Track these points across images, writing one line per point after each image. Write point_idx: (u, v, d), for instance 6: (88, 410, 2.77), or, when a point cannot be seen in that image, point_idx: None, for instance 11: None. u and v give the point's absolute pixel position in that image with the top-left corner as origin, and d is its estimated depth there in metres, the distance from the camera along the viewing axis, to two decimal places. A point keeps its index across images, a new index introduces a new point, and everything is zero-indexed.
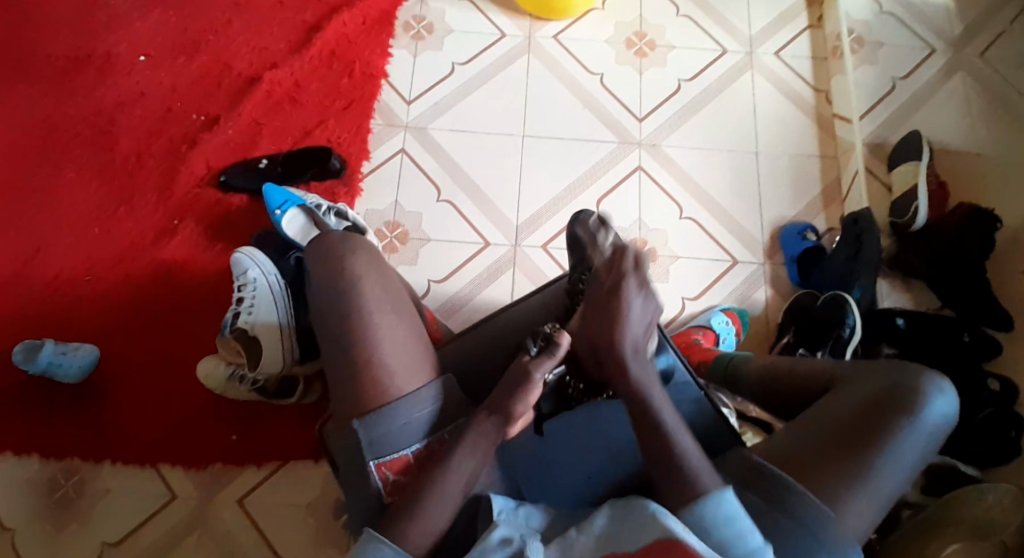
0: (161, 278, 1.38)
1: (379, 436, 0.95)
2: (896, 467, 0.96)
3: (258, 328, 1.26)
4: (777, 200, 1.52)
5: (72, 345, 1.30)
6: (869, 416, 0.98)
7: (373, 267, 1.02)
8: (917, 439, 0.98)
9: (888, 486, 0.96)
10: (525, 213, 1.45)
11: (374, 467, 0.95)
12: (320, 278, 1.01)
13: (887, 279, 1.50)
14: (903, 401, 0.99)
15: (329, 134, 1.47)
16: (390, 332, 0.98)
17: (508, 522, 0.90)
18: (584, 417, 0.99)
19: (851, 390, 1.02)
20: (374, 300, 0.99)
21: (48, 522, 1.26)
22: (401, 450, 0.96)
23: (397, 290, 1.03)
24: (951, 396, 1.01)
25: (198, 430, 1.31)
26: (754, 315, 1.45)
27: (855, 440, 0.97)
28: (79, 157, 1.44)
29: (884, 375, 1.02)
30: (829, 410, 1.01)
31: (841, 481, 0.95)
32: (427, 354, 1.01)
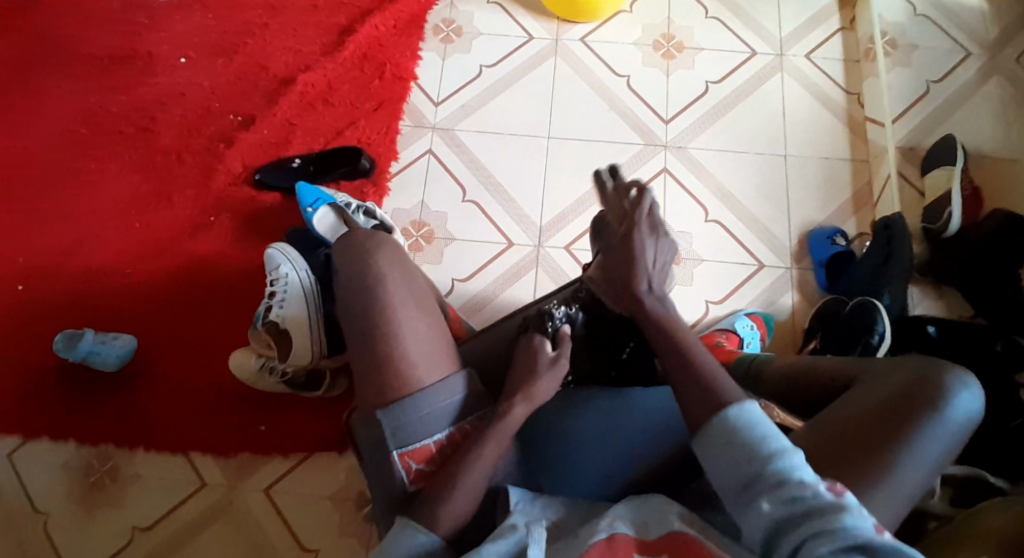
0: (195, 272, 1.42)
1: (402, 425, 0.97)
2: (919, 465, 0.95)
3: (289, 322, 1.29)
4: (806, 204, 1.51)
5: (110, 335, 1.35)
6: (891, 413, 0.97)
7: (398, 264, 1.05)
8: (940, 436, 0.96)
9: (910, 485, 0.94)
10: (549, 214, 1.46)
11: (397, 455, 0.98)
12: (346, 269, 1.03)
13: (918, 286, 1.49)
14: (927, 397, 0.97)
15: (359, 134, 1.50)
16: (413, 327, 1.00)
17: (524, 512, 0.92)
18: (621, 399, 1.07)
19: (874, 387, 1.01)
20: (397, 294, 1.01)
21: (84, 504, 1.32)
22: (425, 440, 0.98)
23: (420, 284, 1.06)
24: (975, 393, 0.99)
25: (229, 421, 1.36)
26: (779, 319, 1.44)
27: (876, 438, 0.96)
28: (121, 154, 1.50)
29: (907, 371, 1.01)
30: (850, 407, 1.00)
31: (863, 479, 0.94)
32: (449, 349, 1.03)
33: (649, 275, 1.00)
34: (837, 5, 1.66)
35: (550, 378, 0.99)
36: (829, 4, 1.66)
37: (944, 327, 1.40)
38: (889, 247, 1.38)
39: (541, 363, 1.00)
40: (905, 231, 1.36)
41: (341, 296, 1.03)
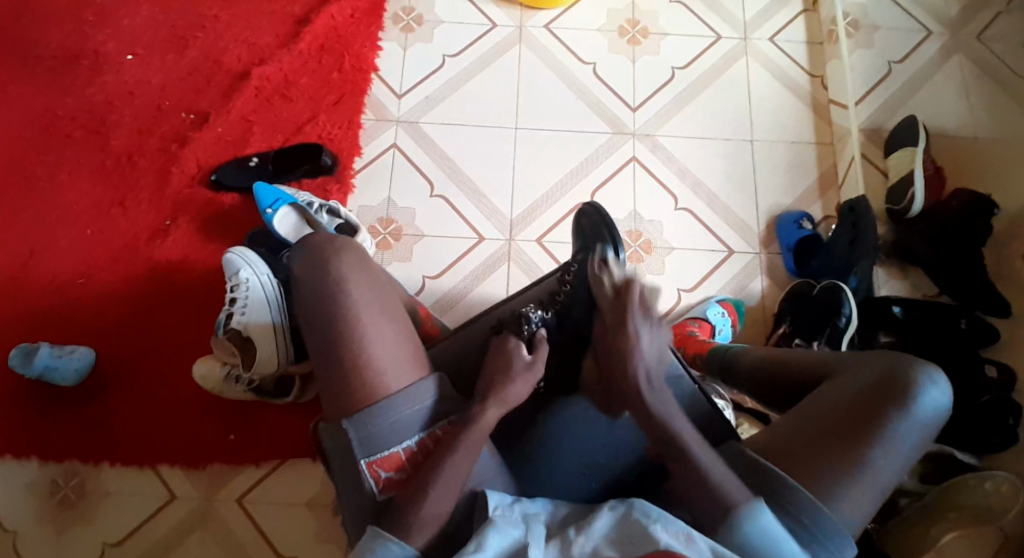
0: (155, 278, 1.37)
1: (370, 434, 0.94)
2: (890, 460, 0.95)
3: (251, 329, 1.25)
4: (773, 189, 1.51)
5: (68, 349, 1.30)
6: (864, 408, 0.97)
7: (359, 269, 1.02)
8: (912, 430, 0.97)
9: (882, 479, 0.95)
10: (520, 207, 1.44)
11: (366, 464, 0.94)
12: (306, 276, 1.01)
13: (884, 267, 1.50)
14: (898, 391, 0.98)
15: (320, 130, 1.45)
16: (379, 333, 0.98)
17: (503, 518, 0.89)
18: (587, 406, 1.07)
19: (847, 382, 1.01)
20: (361, 299, 0.99)
21: (49, 525, 1.27)
22: (394, 447, 0.94)
23: (384, 289, 1.04)
24: (945, 387, 0.99)
25: (197, 431, 1.32)
26: (750, 305, 1.45)
27: (848, 433, 0.96)
28: (69, 158, 1.43)
29: (879, 365, 1.01)
30: (821, 401, 1.00)
31: (835, 474, 0.94)
32: (418, 351, 1.01)
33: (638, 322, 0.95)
34: None
35: (524, 376, 0.98)
36: None
37: (911, 307, 1.41)
38: (855, 229, 1.40)
39: (510, 359, 0.98)
40: (870, 215, 1.37)
41: (304, 307, 1.00)
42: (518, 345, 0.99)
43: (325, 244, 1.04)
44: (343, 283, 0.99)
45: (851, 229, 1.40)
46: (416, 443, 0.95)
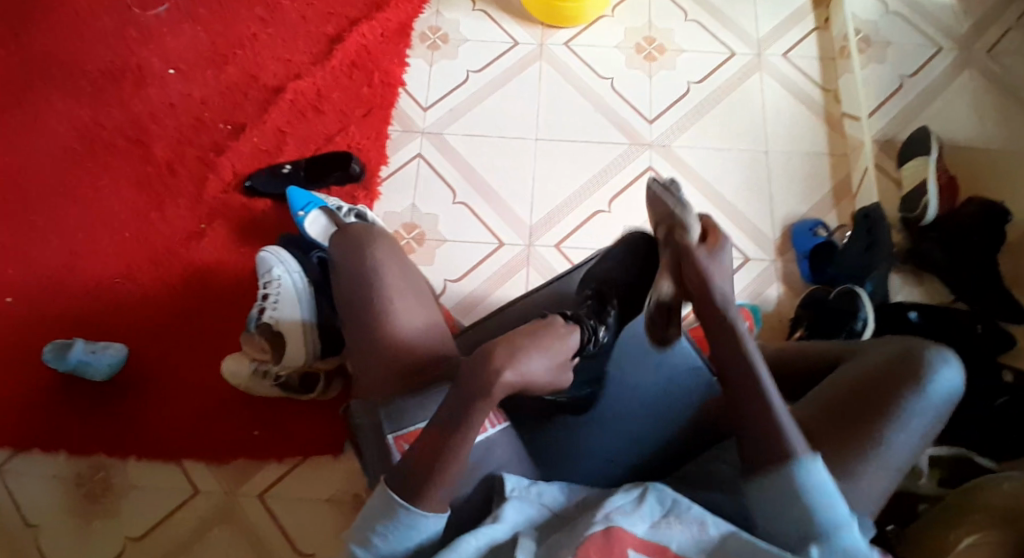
0: (190, 279, 1.43)
1: (394, 408, 0.99)
2: (905, 436, 0.98)
3: (283, 324, 1.32)
4: (789, 198, 1.54)
5: (101, 344, 1.36)
6: (878, 386, 1.00)
7: (395, 257, 1.11)
8: (926, 408, 0.99)
9: (898, 455, 0.97)
10: (539, 215, 1.49)
11: (393, 439, 0.98)
12: (343, 262, 1.10)
13: (900, 274, 1.52)
14: (911, 372, 1.00)
15: (349, 140, 1.52)
16: (410, 314, 1.06)
17: (521, 497, 0.92)
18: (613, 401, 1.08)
19: (859, 366, 1.05)
20: (392, 282, 1.08)
21: (79, 514, 1.31)
22: (416, 423, 0.98)
23: (415, 278, 1.12)
24: (958, 369, 1.02)
25: (223, 426, 1.36)
26: (766, 311, 1.48)
27: (865, 410, 0.99)
28: (113, 165, 1.51)
29: (891, 348, 1.05)
30: (841, 383, 1.03)
31: (853, 447, 0.96)
32: (444, 335, 1.09)
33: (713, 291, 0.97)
34: (812, 5, 1.71)
35: (558, 375, 0.94)
36: (805, 5, 1.71)
37: (927, 312, 1.42)
38: (870, 235, 1.43)
39: (546, 346, 0.92)
40: (883, 220, 1.39)
41: (342, 291, 1.09)
42: (568, 341, 0.95)
43: (363, 232, 1.13)
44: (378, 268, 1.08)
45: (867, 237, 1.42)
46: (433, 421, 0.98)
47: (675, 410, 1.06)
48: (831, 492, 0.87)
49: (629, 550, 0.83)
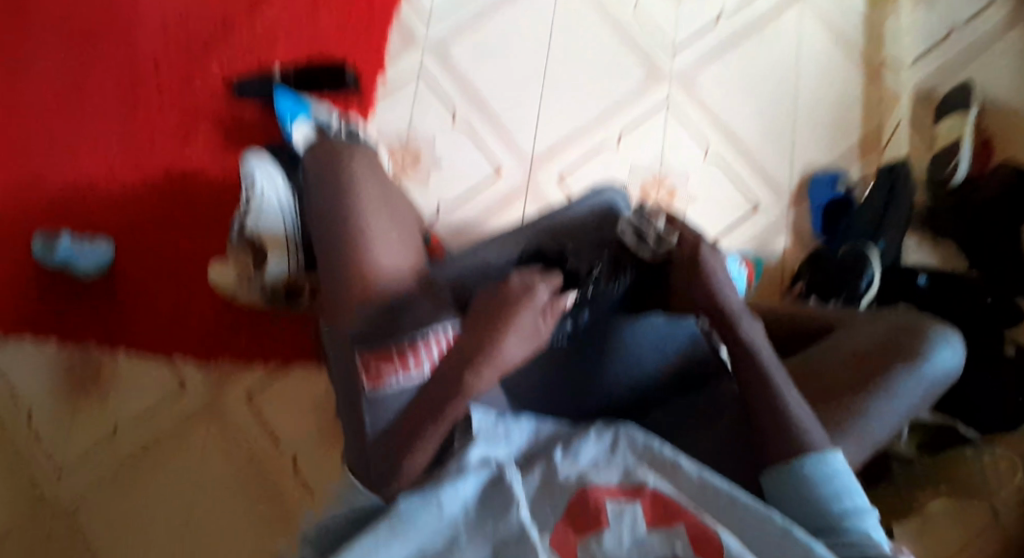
0: (178, 181, 1.41)
1: (366, 330, 0.97)
2: (893, 408, 1.11)
3: (265, 234, 1.29)
4: (808, 145, 1.45)
5: (89, 239, 1.34)
6: (873, 359, 1.13)
7: (371, 177, 1.08)
8: (918, 382, 1.12)
9: (883, 425, 1.09)
10: (542, 143, 1.44)
11: (360, 359, 0.96)
12: (319, 174, 1.08)
13: (916, 234, 1.43)
14: (910, 351, 1.12)
15: (347, 47, 1.45)
16: (384, 233, 1.04)
17: (487, 436, 0.93)
18: (589, 348, 1.13)
19: (861, 336, 1.17)
20: (368, 202, 1.05)
21: (66, 404, 1.31)
22: (387, 347, 0.95)
23: (392, 196, 1.10)
24: (955, 349, 1.14)
25: (206, 331, 1.35)
26: (770, 263, 1.41)
27: (860, 378, 1.12)
28: (98, 52, 1.44)
29: (894, 323, 1.16)
30: (842, 347, 1.16)
31: (849, 408, 1.09)
32: (416, 252, 1.08)
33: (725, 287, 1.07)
34: None
35: (535, 334, 0.95)
36: None
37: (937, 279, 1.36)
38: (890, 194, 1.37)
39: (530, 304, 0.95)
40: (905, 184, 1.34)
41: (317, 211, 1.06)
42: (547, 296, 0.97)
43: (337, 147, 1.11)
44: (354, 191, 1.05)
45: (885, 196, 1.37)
46: (438, 340, 0.97)
47: (646, 356, 1.14)
48: (847, 488, 0.94)
49: (605, 498, 0.83)
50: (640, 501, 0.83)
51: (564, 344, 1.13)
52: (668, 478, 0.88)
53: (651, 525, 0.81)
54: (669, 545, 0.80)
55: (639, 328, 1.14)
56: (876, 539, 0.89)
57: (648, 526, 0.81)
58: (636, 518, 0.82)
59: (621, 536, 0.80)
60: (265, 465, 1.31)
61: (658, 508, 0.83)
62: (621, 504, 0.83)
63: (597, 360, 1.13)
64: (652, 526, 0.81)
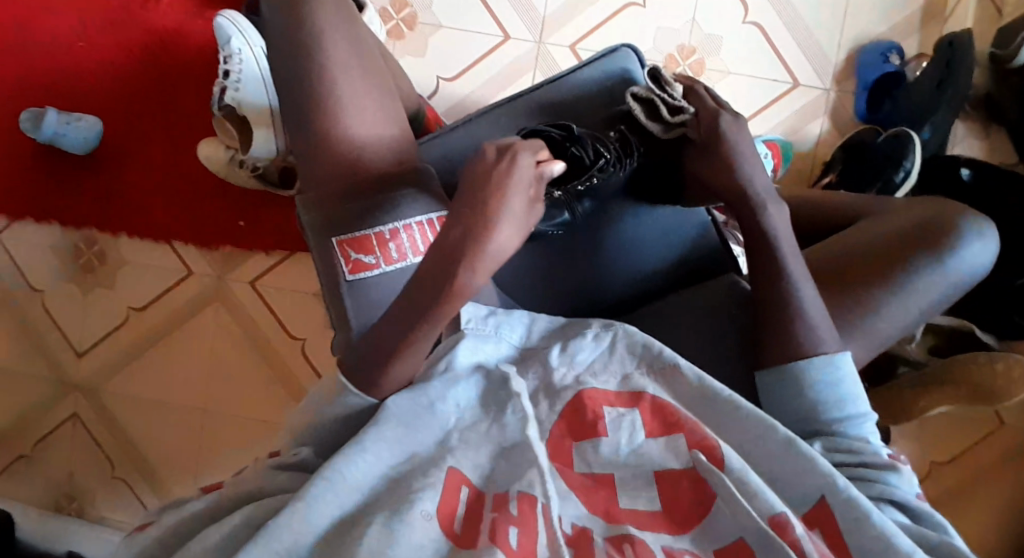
0: (158, 49, 1.29)
1: (341, 210, 0.92)
2: (907, 307, 1.01)
3: (244, 108, 1.21)
4: (865, 10, 1.27)
5: (76, 116, 1.26)
6: (893, 253, 1.03)
7: (339, 26, 0.95)
8: (939, 278, 1.02)
9: (895, 327, 1.01)
10: (554, 4, 1.28)
11: (337, 244, 0.91)
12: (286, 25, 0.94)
13: (966, 121, 1.31)
14: (937, 239, 1.03)
15: None
16: (356, 97, 0.94)
17: (475, 332, 0.86)
18: (588, 231, 1.08)
19: (887, 223, 1.06)
20: (337, 60, 0.93)
21: (76, 285, 1.33)
22: (367, 230, 0.91)
23: (368, 50, 0.97)
24: (990, 244, 1.04)
25: (206, 213, 1.32)
26: (801, 151, 1.29)
27: (879, 271, 1.02)
28: None
29: (923, 211, 1.06)
30: (865, 235, 1.06)
31: (855, 307, 1.00)
32: (396, 113, 0.98)
33: (748, 172, 0.97)
34: None
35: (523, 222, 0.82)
36: None
37: (982, 171, 1.27)
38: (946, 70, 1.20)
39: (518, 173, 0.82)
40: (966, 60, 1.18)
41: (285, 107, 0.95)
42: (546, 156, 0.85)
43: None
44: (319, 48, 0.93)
45: (942, 69, 1.20)
46: (425, 225, 0.92)
47: (649, 248, 1.09)
48: (851, 391, 0.91)
49: (602, 406, 0.79)
50: (638, 409, 0.79)
51: (553, 237, 1.07)
52: (666, 385, 0.82)
53: (650, 433, 0.77)
54: (669, 453, 0.76)
55: (635, 223, 1.09)
56: (871, 446, 0.89)
57: (645, 435, 0.77)
58: (634, 426, 0.78)
59: (619, 442, 0.77)
60: (276, 345, 1.35)
61: (658, 417, 0.78)
62: (618, 410, 0.79)
63: (597, 248, 1.08)
64: (652, 435, 0.77)
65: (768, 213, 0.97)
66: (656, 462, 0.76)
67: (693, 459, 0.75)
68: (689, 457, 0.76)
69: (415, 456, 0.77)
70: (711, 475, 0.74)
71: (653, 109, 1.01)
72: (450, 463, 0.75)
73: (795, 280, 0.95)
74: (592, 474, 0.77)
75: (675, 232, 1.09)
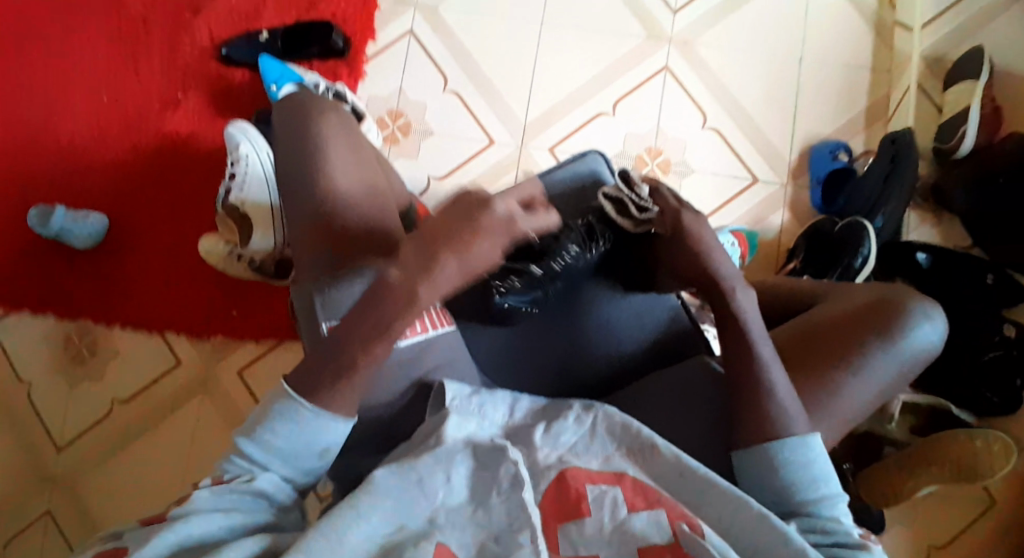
0: (166, 151, 1.39)
1: (331, 297, 0.96)
2: (868, 382, 1.07)
3: (247, 205, 1.29)
4: (815, 115, 1.41)
5: (82, 212, 1.34)
6: (846, 332, 1.09)
7: (342, 133, 1.04)
8: (892, 357, 1.08)
9: (856, 399, 1.07)
10: (535, 112, 1.40)
11: (326, 328, 0.95)
12: (289, 129, 1.04)
13: (918, 211, 1.43)
14: (886, 319, 1.09)
15: (334, 9, 1.41)
16: (352, 187, 1.01)
17: (460, 408, 0.94)
18: (563, 317, 1.11)
19: (838, 308, 1.13)
20: (336, 151, 1.02)
21: (64, 377, 1.35)
22: (353, 316, 0.96)
23: (365, 149, 1.06)
24: (938, 327, 1.10)
25: (201, 305, 1.37)
26: (765, 238, 1.39)
27: (837, 347, 1.08)
28: (90, 20, 1.42)
29: (872, 294, 1.13)
30: (818, 317, 1.13)
31: (816, 384, 1.06)
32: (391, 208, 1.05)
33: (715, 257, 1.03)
34: None
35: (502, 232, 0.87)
36: None
37: (935, 256, 1.37)
38: (893, 164, 1.32)
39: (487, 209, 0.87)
40: (910, 148, 1.31)
41: (285, 172, 1.03)
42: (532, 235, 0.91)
43: (307, 104, 1.06)
44: (323, 149, 1.01)
45: (887, 164, 1.33)
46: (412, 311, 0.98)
47: (624, 333, 1.12)
48: (822, 471, 0.94)
49: (585, 484, 0.84)
50: (620, 486, 0.84)
51: (532, 319, 1.10)
52: (642, 463, 0.89)
53: (632, 508, 0.82)
54: (652, 528, 0.80)
55: (610, 307, 1.12)
56: (844, 526, 0.91)
57: (628, 510, 0.82)
58: (617, 501, 0.82)
59: (602, 520, 0.81)
60: None
61: (639, 493, 0.84)
62: (601, 488, 0.84)
63: (573, 334, 1.11)
64: (634, 509, 0.82)
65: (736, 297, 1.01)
66: (639, 533, 0.80)
67: (675, 530, 0.80)
68: (671, 530, 0.80)
69: (407, 528, 0.80)
70: (694, 543, 0.79)
71: (623, 208, 1.10)
72: (439, 539, 0.79)
73: (765, 359, 0.99)
74: (578, 554, 0.80)
75: (649, 316, 1.12)
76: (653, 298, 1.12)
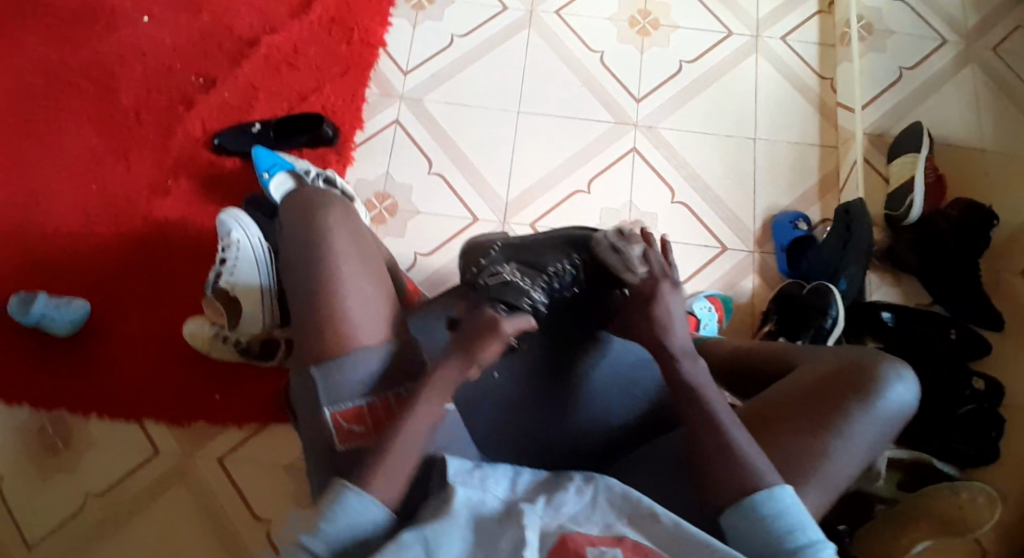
0: (151, 237, 1.40)
1: (335, 381, 0.91)
2: (849, 452, 0.96)
3: (238, 289, 1.28)
4: (775, 187, 1.52)
5: (65, 299, 1.33)
6: (820, 396, 0.99)
7: (346, 227, 1.01)
8: (870, 421, 0.97)
9: (842, 469, 0.95)
10: (515, 191, 1.47)
11: (329, 412, 0.90)
12: (293, 226, 1.01)
13: (876, 272, 1.51)
14: (861, 378, 0.99)
15: (323, 101, 1.49)
16: (357, 286, 0.95)
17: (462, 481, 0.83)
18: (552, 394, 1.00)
19: (812, 371, 1.03)
20: (338, 247, 0.98)
21: (36, 471, 1.30)
22: (356, 400, 0.91)
23: (368, 244, 1.02)
24: (911, 384, 1.01)
25: (183, 387, 1.34)
26: (740, 302, 1.45)
27: (819, 411, 0.97)
28: (83, 116, 1.47)
29: (845, 355, 1.04)
30: (795, 381, 1.02)
31: (798, 456, 0.95)
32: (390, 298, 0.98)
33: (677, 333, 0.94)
34: None
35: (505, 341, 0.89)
36: None
37: (900, 315, 1.43)
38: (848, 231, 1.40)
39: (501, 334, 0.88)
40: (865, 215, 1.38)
41: (287, 249, 0.99)
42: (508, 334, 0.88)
43: (312, 197, 1.04)
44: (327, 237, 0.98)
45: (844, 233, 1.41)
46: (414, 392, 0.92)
47: (617, 405, 1.01)
48: (800, 521, 0.83)
49: (584, 546, 0.78)
50: (619, 547, 0.79)
51: (521, 387, 1.00)
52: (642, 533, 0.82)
53: None
54: None
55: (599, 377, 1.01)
56: None
57: None
58: None
59: None
60: (238, 528, 1.28)
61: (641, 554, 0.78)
62: (600, 549, 0.78)
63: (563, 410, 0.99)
64: None
65: (680, 368, 0.92)
66: None
67: None
68: None
69: None
70: None
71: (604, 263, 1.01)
72: None
73: (726, 424, 0.88)
74: None
75: (644, 387, 1.02)
76: (645, 365, 1.03)
